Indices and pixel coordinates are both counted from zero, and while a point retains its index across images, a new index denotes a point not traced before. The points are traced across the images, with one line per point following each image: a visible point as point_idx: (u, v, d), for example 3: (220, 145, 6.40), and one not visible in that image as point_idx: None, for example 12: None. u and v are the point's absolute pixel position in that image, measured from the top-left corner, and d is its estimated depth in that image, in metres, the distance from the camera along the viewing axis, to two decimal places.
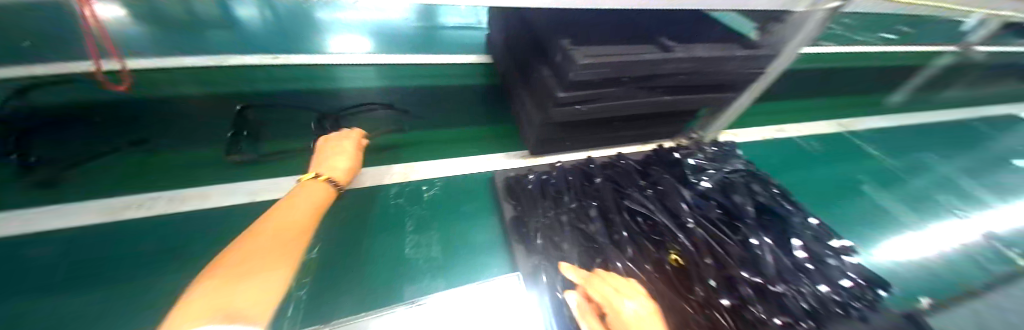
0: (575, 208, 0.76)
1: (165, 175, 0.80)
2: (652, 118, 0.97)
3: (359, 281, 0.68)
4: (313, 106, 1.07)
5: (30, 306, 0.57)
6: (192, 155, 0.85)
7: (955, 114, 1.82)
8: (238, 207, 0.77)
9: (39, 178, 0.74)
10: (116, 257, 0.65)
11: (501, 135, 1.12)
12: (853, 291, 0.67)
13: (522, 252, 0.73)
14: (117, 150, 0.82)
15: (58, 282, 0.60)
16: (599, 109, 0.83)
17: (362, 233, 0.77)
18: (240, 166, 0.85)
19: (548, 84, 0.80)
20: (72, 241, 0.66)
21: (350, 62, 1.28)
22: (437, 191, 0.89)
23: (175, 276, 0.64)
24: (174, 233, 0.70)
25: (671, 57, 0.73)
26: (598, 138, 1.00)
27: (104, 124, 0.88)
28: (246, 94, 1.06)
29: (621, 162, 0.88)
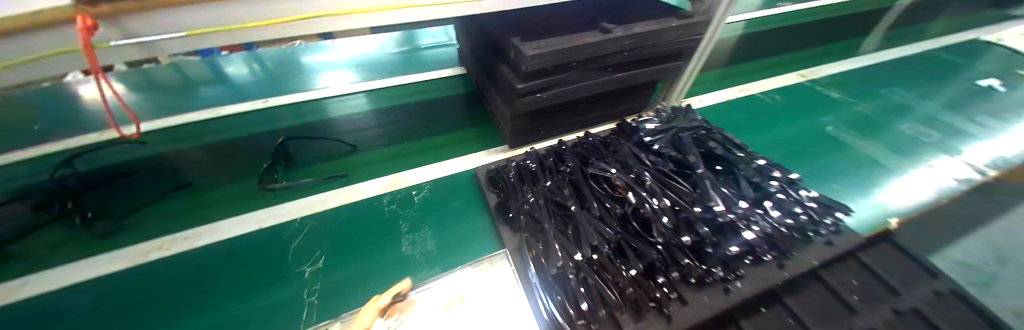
0: (549, 185, 0.83)
1: (185, 217, 0.89)
2: (613, 96, 1.05)
3: (365, 279, 0.76)
4: (306, 136, 1.17)
5: None
6: (207, 196, 0.95)
7: (920, 47, 1.87)
8: (252, 234, 0.86)
9: (77, 237, 0.83)
10: (154, 294, 0.74)
11: (482, 136, 1.20)
12: (806, 216, 0.75)
13: (508, 232, 0.82)
14: (163, 197, 0.93)
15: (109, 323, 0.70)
16: (559, 94, 0.92)
17: (362, 239, 0.85)
18: (246, 200, 0.94)
19: (508, 80, 0.89)
20: (116, 287, 0.75)
21: (336, 94, 1.38)
22: (426, 194, 0.97)
23: (206, 304, 0.73)
24: (196, 266, 0.79)
25: (610, 37, 0.81)
26: (567, 122, 1.08)
27: (146, 178, 0.99)
28: (244, 137, 1.16)
29: (588, 139, 0.95)
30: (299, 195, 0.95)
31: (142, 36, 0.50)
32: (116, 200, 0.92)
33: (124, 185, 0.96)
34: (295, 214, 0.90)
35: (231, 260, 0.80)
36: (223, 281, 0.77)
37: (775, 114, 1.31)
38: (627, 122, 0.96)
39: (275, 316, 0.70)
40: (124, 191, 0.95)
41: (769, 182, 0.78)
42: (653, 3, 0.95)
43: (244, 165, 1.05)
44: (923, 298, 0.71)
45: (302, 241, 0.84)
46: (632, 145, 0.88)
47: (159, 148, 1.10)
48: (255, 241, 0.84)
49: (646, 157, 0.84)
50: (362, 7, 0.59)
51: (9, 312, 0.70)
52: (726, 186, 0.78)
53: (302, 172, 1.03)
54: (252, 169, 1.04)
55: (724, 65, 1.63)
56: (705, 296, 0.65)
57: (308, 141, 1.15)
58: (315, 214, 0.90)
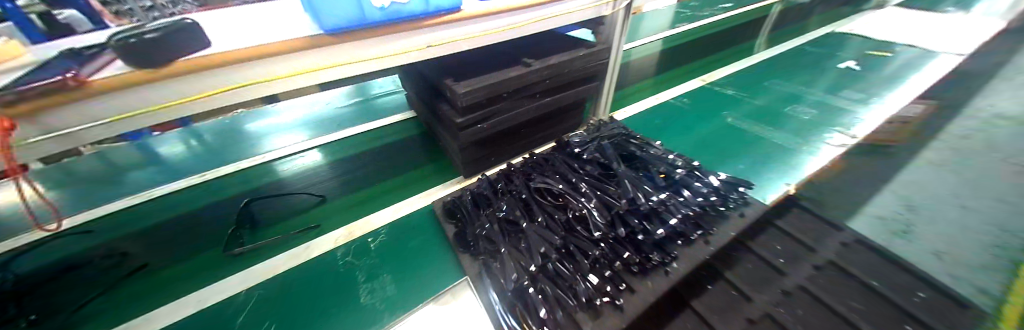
0: (500, 206, 0.89)
1: (135, 302, 0.84)
2: (548, 118, 1.17)
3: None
4: (260, 197, 1.15)
5: None
6: (150, 280, 0.89)
7: (795, 43, 2.27)
8: (207, 311, 0.82)
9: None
10: None
11: (438, 171, 1.25)
12: (716, 196, 0.88)
13: (468, 258, 0.85)
14: (120, 282, 0.89)
15: None
16: (496, 123, 1.00)
17: (317, 298, 0.83)
18: (192, 278, 0.89)
19: (449, 116, 0.97)
20: None
21: (284, 155, 1.38)
22: (382, 239, 0.98)
23: None
24: None
25: (530, 69, 0.93)
26: (511, 148, 1.17)
27: (96, 267, 0.93)
28: (187, 213, 1.11)
29: (531, 158, 1.04)
30: (251, 262, 0.93)
31: (63, 129, 0.51)
32: (67, 296, 0.87)
33: (68, 280, 0.91)
34: (249, 283, 0.87)
35: None
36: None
37: (690, 115, 1.51)
38: (562, 140, 1.07)
39: None
40: (58, 291, 0.88)
41: (677, 171, 0.91)
42: (564, 38, 1.10)
43: (191, 241, 1.00)
44: (833, 250, 0.83)
45: (250, 314, 0.81)
46: (567, 158, 0.99)
47: (93, 239, 1.02)
48: (205, 321, 0.80)
49: (580, 167, 0.94)
50: (293, 72, 0.65)
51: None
52: (648, 180, 0.89)
53: (271, 230, 1.03)
54: (199, 244, 0.99)
55: (647, 78, 1.86)
56: (649, 281, 0.71)
57: (264, 197, 1.15)
58: (268, 281, 0.88)
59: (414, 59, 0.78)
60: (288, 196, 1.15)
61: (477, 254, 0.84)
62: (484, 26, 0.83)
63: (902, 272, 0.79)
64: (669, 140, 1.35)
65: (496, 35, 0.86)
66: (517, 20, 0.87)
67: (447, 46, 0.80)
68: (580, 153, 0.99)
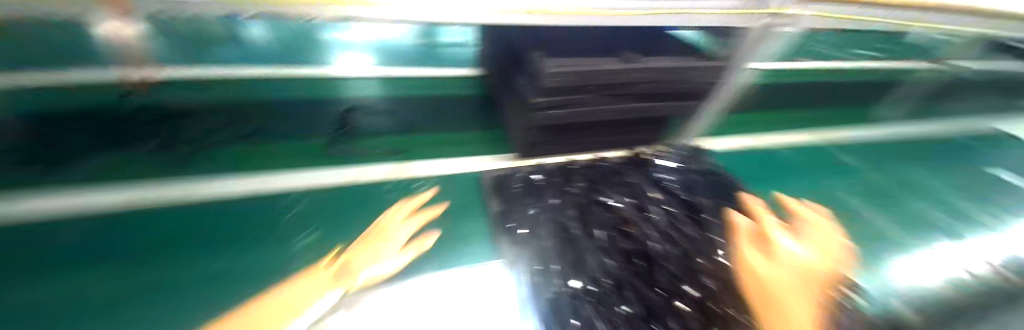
0: (554, 203, 0.89)
1: (224, 165, 1.00)
2: (629, 125, 1.05)
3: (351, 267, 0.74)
4: (333, 110, 1.24)
5: (85, 280, 0.68)
6: (235, 151, 1.05)
7: (961, 125, 1.79)
8: (268, 199, 0.91)
9: (106, 175, 0.91)
10: (169, 239, 0.78)
11: (494, 141, 1.20)
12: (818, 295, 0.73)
13: (506, 243, 0.81)
14: (234, 141, 1.07)
15: (119, 256, 0.73)
16: (574, 115, 0.92)
17: (358, 221, 0.86)
18: (265, 164, 1.02)
19: (526, 92, 0.89)
20: (138, 227, 0.80)
21: (353, 73, 1.33)
22: (427, 186, 0.98)
23: (201, 260, 0.74)
24: (214, 215, 0.85)
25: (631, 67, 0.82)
26: (580, 144, 1.06)
27: (212, 123, 1.09)
28: (260, 102, 1.18)
29: (600, 165, 1.01)
30: (308, 166, 1.03)
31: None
32: (190, 134, 1.04)
33: (180, 127, 1.05)
34: (306, 184, 0.96)
35: (243, 220, 0.85)
36: (216, 242, 0.79)
37: (775, 171, 1.30)
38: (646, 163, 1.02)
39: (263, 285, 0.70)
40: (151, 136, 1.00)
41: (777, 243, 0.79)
42: (678, 38, 0.95)
43: (273, 128, 1.14)
44: None
45: (298, 216, 0.86)
46: (643, 180, 0.94)
47: (184, 98, 1.11)
48: (264, 209, 0.88)
49: (655, 196, 0.89)
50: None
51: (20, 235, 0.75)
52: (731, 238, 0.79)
53: (364, 142, 1.15)
54: (264, 139, 1.10)
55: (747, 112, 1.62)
56: None
57: (323, 116, 1.21)
58: (321, 195, 0.92)
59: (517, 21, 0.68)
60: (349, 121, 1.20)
61: (522, 242, 0.81)
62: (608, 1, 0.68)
63: None
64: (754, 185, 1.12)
65: (611, 18, 0.72)
66: (650, 7, 0.69)
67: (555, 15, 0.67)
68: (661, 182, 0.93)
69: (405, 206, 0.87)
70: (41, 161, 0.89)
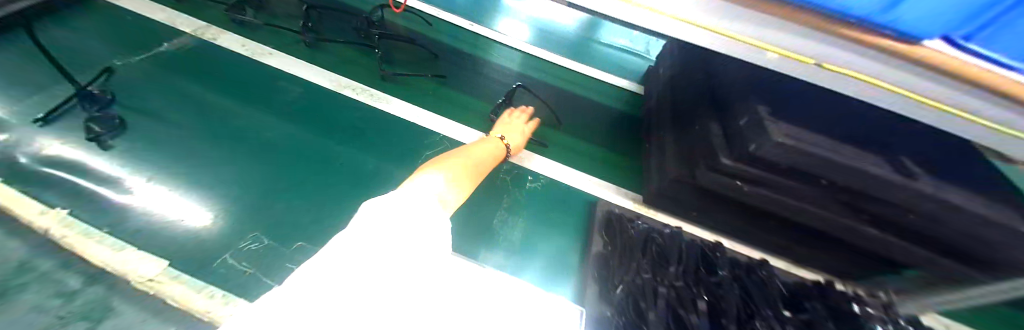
0: (679, 283, 0.73)
1: (406, 93, 1.22)
2: (829, 245, 0.75)
3: (458, 227, 0.89)
4: (495, 77, 1.32)
5: (331, 147, 1.03)
6: (415, 83, 1.25)
7: None
8: (423, 133, 1.12)
9: (340, 70, 1.24)
10: (369, 139, 1.07)
11: (622, 169, 1.13)
12: None
13: (595, 292, 0.75)
14: (425, 75, 1.27)
15: (342, 138, 1.06)
16: (760, 197, 0.71)
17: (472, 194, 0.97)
18: (429, 101, 1.21)
19: (715, 145, 0.73)
20: (361, 115, 1.13)
21: (509, 43, 1.45)
22: (538, 185, 1.04)
23: (378, 164, 1.02)
24: (393, 131, 1.11)
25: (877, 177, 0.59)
26: (738, 230, 0.84)
27: (412, 56, 1.33)
28: (444, 47, 1.38)
29: (764, 273, 0.78)
30: (458, 119, 1.17)
31: None
32: (399, 58, 1.31)
33: (398, 48, 1.34)
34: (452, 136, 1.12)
35: (404, 147, 1.07)
36: (372, 176, 0.99)
37: None
38: (838, 298, 0.73)
39: None
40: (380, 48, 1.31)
41: None
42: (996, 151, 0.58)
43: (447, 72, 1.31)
44: None
45: None
46: None
47: (405, 31, 1.40)
48: (423, 151, 1.06)
49: None
50: None
51: (291, 99, 1.13)
52: None
53: None
54: (440, 81, 1.27)
55: None
56: None
57: (490, 78, 1.31)
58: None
59: (705, 41, 0.48)
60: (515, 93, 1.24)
61: (623, 307, 0.70)
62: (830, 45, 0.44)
63: None
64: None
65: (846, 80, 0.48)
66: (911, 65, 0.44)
67: (751, 46, 0.46)
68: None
69: (524, 113, 1.10)
70: (318, 45, 1.30)
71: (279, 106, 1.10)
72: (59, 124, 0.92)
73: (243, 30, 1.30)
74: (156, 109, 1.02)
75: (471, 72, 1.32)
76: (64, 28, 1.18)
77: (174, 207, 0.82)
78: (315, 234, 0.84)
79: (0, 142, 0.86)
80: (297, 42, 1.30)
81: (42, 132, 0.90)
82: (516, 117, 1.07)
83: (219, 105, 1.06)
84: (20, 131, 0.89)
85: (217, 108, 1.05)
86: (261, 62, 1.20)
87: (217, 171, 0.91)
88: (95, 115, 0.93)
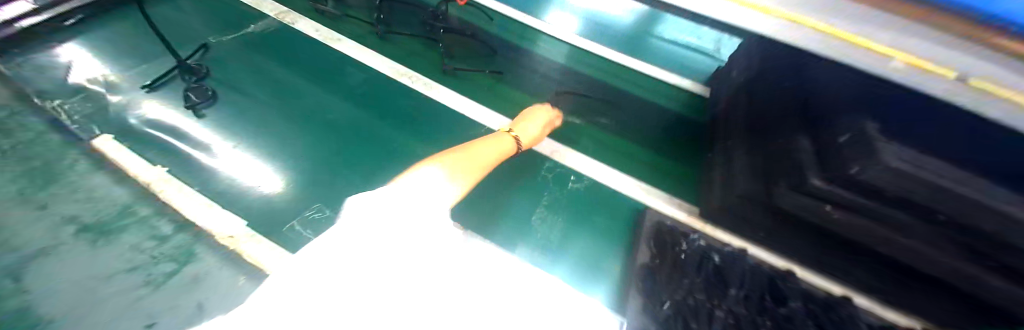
0: (739, 310, 0.68)
1: (460, 85, 1.24)
2: (919, 285, 0.67)
3: (498, 222, 0.92)
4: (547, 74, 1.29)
5: (389, 132, 1.08)
6: (469, 76, 1.27)
7: None
8: (472, 123, 1.13)
9: (404, 58, 1.29)
10: (424, 126, 1.11)
11: (676, 178, 1.05)
12: None
13: (638, 300, 0.73)
14: (482, 72, 1.28)
15: (400, 123, 1.11)
16: (850, 224, 0.63)
17: (514, 189, 0.99)
18: (482, 94, 1.22)
19: (800, 160, 0.66)
20: (416, 102, 1.17)
21: (562, 35, 1.40)
22: (581, 186, 1.02)
23: (431, 148, 1.05)
24: (446, 119, 1.14)
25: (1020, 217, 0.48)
26: (811, 258, 0.78)
27: (470, 50, 1.34)
28: (502, 40, 1.37)
29: (842, 309, 0.69)
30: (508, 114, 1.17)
31: None
32: (458, 52, 1.33)
33: (459, 42, 1.35)
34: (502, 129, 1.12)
35: (455, 135, 1.10)
36: (422, 160, 1.02)
37: None
38: None
39: None
40: (444, 36, 1.35)
41: None
42: None
43: (502, 67, 1.29)
44: None
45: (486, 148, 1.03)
46: None
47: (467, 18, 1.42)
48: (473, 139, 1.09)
49: None
50: None
51: (354, 83, 1.20)
52: None
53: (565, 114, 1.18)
54: (495, 76, 1.27)
55: None
56: None
57: (544, 75, 1.28)
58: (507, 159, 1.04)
59: (764, 28, 0.33)
60: (564, 95, 1.21)
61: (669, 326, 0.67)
62: (924, 41, 0.28)
63: None
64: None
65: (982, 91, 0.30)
66: None
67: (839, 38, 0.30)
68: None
69: (544, 112, 1.04)
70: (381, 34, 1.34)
71: (343, 89, 1.17)
72: (163, 90, 1.07)
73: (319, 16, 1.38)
74: (240, 84, 1.13)
75: (525, 68, 1.29)
76: (169, 7, 1.33)
77: (251, 173, 0.93)
78: None
79: (117, 103, 1.02)
80: (367, 29, 1.36)
81: (150, 97, 1.05)
82: (534, 114, 1.02)
83: (290, 82, 1.16)
84: (132, 94, 1.04)
85: (290, 85, 1.15)
86: (330, 47, 1.29)
87: (286, 145, 1.00)
88: (192, 86, 1.06)
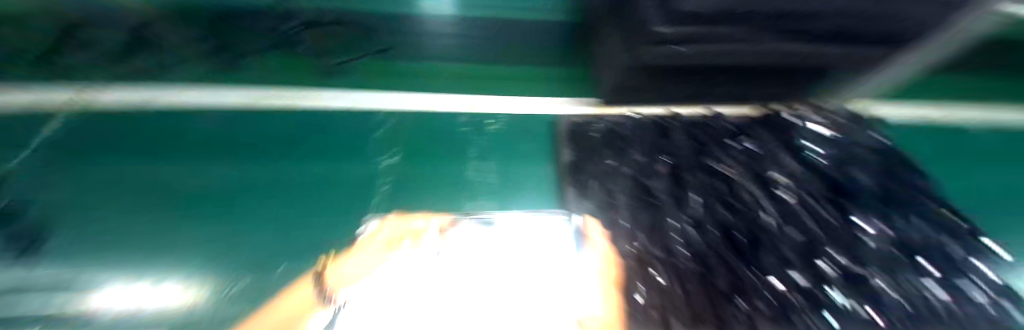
0: (640, 159, 0.82)
1: (343, 79, 1.06)
2: (771, 77, 0.82)
3: (424, 194, 0.80)
4: (419, 32, 1.11)
5: (268, 170, 0.82)
6: (347, 68, 1.08)
7: None
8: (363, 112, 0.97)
9: (267, 82, 1.03)
10: (308, 142, 0.89)
11: (572, 80, 1.12)
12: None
13: (573, 194, 0.80)
14: (363, 58, 1.09)
15: (278, 148, 0.87)
16: (702, 54, 0.72)
17: (432, 139, 0.93)
18: (375, 80, 1.07)
19: (645, 18, 0.68)
20: (287, 122, 0.93)
21: None
22: (501, 125, 0.98)
23: (361, 166, 0.84)
24: (334, 122, 0.94)
25: None
26: (691, 94, 0.90)
27: (336, 37, 1.09)
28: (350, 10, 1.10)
29: (713, 122, 0.87)
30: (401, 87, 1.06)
31: None
32: (325, 47, 1.09)
33: (319, 36, 1.09)
34: (399, 105, 1.01)
35: (336, 136, 0.91)
36: (333, 177, 0.82)
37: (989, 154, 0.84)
38: (779, 119, 0.84)
39: (357, 190, 0.79)
40: (303, 33, 1.08)
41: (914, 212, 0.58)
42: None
43: (374, 40, 1.11)
44: None
45: (385, 134, 0.92)
46: (779, 141, 0.77)
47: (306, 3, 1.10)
48: (366, 129, 0.94)
49: (791, 162, 0.71)
50: None
51: (203, 137, 0.88)
52: (886, 215, 0.58)
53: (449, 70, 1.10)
54: (378, 55, 1.11)
55: None
56: None
57: (420, 32, 1.12)
58: (406, 128, 0.94)
59: None
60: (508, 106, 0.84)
61: (600, 200, 0.77)
62: None
63: None
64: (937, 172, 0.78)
65: None
66: None
67: None
68: (806, 142, 0.75)
69: (398, 223, 0.70)
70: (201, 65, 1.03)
71: (199, 142, 0.86)
72: None
73: (109, 73, 0.98)
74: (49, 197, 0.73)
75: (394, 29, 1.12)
76: None
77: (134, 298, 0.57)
78: (305, 246, 0.68)
79: None
80: (200, 65, 1.03)
81: None
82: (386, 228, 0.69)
83: (126, 166, 0.79)
84: None
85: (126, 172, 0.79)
86: (145, 109, 0.92)
87: (165, 247, 0.66)
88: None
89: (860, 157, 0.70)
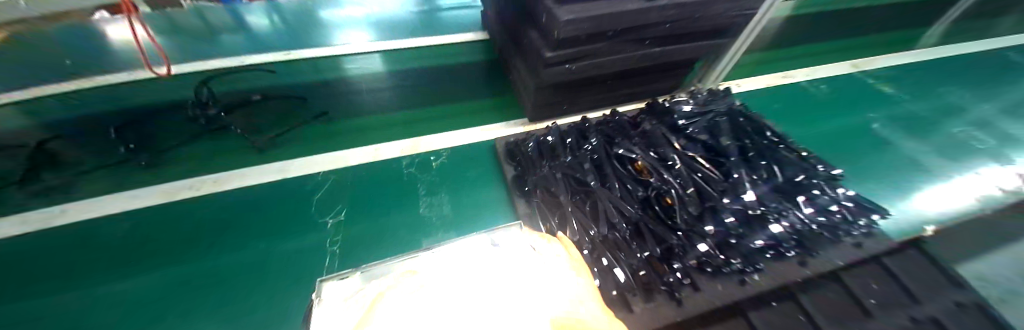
0: (568, 160, 0.89)
1: (273, 147, 1.01)
2: (649, 73, 1.02)
3: (380, 242, 0.82)
4: (348, 94, 1.18)
5: (203, 261, 0.77)
6: (271, 140, 1.02)
7: (1000, 42, 1.63)
8: (299, 178, 0.94)
9: (173, 167, 0.93)
10: (238, 221, 0.84)
11: (501, 106, 1.21)
12: (819, 219, 0.79)
13: (519, 205, 0.88)
14: (291, 128, 1.06)
15: (204, 235, 0.81)
16: (590, 67, 0.86)
17: (378, 184, 0.95)
18: (301, 142, 1.03)
19: (537, 46, 0.82)
20: (207, 209, 0.86)
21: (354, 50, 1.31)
22: (444, 160, 1.04)
23: (304, 234, 0.82)
24: (263, 193, 0.90)
25: (654, 5, 0.74)
26: (597, 99, 1.06)
27: (266, 112, 1.10)
28: (281, 88, 1.17)
29: (615, 118, 1.02)
30: (331, 147, 1.03)
31: None
32: (251, 121, 1.07)
33: (245, 114, 1.08)
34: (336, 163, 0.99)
35: (265, 207, 0.87)
36: (276, 249, 0.79)
37: (812, 107, 1.22)
38: (662, 107, 1.01)
39: (309, 257, 0.78)
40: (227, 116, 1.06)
41: (761, 161, 0.86)
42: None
43: (302, 107, 1.13)
44: (942, 307, 0.68)
45: (325, 193, 0.91)
46: (666, 126, 0.95)
47: (231, 90, 1.14)
48: (298, 193, 0.90)
49: (677, 141, 0.91)
50: None
51: (114, 244, 0.78)
52: (751, 174, 0.83)
53: (381, 117, 1.13)
54: (313, 120, 1.09)
55: (776, 46, 1.48)
56: (720, 285, 0.69)
57: (350, 93, 1.19)
58: (349, 178, 0.95)
59: None
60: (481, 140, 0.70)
61: (544, 207, 0.84)
62: None
63: (982, 315, 0.68)
64: (788, 129, 1.13)
65: None
66: None
67: None
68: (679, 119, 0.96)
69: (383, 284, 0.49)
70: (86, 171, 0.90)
71: (105, 260, 0.76)
72: None
73: None
74: None
75: (321, 94, 1.17)
76: None
77: None
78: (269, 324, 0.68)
79: None
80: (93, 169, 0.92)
81: None
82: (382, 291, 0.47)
83: (17, 316, 0.67)
84: None
85: (18, 323, 0.66)
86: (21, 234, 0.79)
87: None
88: None
89: (718, 126, 0.94)
